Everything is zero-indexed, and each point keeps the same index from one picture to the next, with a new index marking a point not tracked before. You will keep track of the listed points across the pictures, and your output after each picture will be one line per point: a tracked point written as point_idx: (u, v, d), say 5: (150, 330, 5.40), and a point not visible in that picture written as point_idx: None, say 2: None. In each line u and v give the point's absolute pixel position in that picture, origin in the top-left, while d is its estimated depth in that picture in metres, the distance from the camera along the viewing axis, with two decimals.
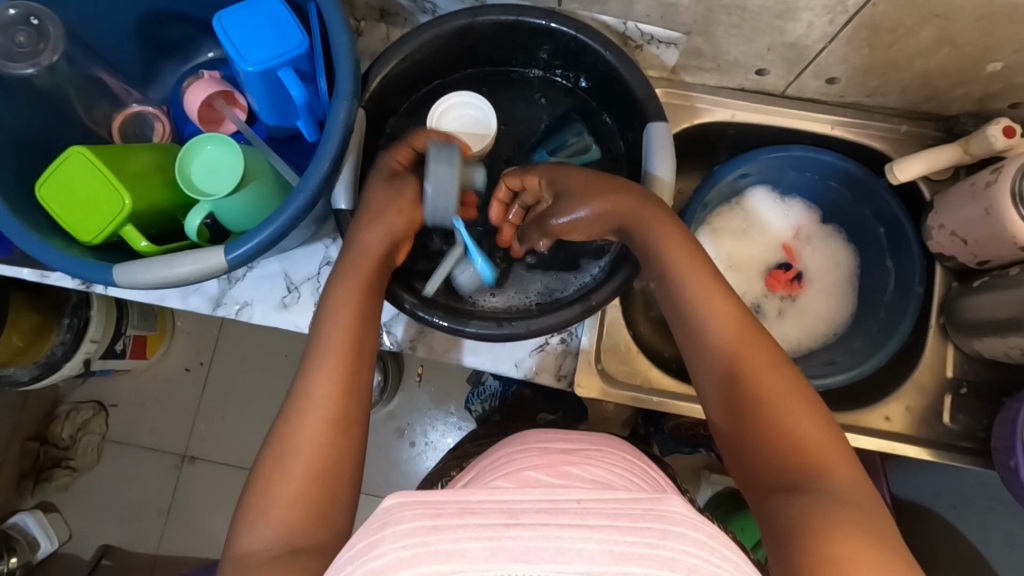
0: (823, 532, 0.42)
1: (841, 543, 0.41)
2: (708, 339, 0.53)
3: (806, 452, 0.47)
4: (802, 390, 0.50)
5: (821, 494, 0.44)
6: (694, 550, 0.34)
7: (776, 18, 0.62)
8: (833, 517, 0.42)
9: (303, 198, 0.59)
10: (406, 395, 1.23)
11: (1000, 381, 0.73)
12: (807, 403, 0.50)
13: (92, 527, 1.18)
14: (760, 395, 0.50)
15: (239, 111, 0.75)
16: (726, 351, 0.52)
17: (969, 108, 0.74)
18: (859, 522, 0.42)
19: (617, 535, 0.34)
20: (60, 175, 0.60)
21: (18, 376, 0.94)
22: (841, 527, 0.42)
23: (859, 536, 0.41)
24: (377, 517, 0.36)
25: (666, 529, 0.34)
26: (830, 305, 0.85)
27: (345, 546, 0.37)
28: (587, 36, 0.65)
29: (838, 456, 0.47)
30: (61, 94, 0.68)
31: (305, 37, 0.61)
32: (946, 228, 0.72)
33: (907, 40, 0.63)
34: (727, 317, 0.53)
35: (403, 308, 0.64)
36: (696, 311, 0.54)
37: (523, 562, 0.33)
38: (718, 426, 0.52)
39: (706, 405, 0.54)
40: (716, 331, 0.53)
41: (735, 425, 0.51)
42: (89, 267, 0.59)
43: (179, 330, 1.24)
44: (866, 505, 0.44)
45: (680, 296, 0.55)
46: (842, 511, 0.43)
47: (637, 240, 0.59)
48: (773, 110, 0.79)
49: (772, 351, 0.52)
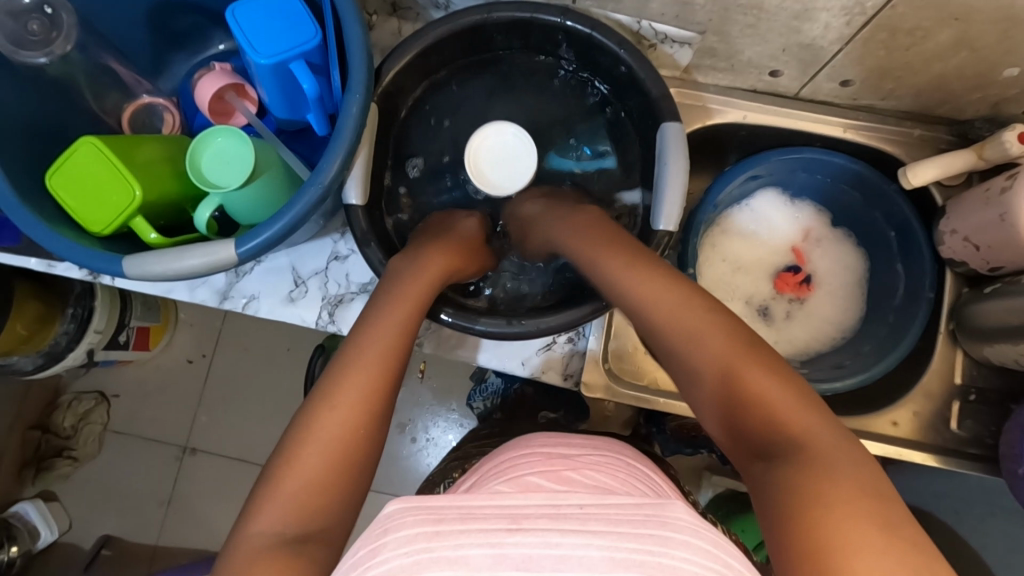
0: (814, 518, 0.39)
1: (832, 528, 0.38)
2: (680, 338, 0.52)
3: (792, 430, 0.45)
4: (780, 369, 0.48)
5: (810, 470, 0.42)
6: (695, 558, 0.33)
7: (793, 19, 0.62)
8: (822, 496, 0.40)
9: (314, 191, 0.58)
10: (407, 390, 1.22)
11: (1008, 388, 0.73)
12: (787, 383, 0.48)
13: (93, 517, 1.18)
14: (738, 387, 0.48)
15: (250, 103, 0.75)
16: (699, 351, 0.51)
17: (983, 112, 0.74)
18: (850, 498, 0.40)
19: (618, 542, 0.33)
20: (70, 166, 0.60)
21: (23, 364, 0.94)
22: (835, 514, 0.39)
23: (852, 515, 0.39)
24: (378, 523, 0.36)
25: (667, 537, 0.34)
26: (838, 310, 0.84)
27: (349, 553, 0.37)
28: (601, 34, 0.65)
29: (827, 428, 0.45)
30: (70, 82, 0.67)
31: (318, 30, 0.61)
32: (958, 234, 0.71)
33: (924, 43, 0.63)
34: (696, 319, 0.52)
35: (436, 317, 0.63)
36: (666, 321, 0.54)
37: (524, 570, 0.32)
38: (719, 436, 0.50)
39: (696, 407, 0.52)
40: (686, 334, 0.52)
41: (730, 431, 0.49)
42: (98, 258, 0.58)
43: (182, 322, 1.24)
44: (862, 474, 0.41)
45: (644, 309, 0.55)
46: (833, 487, 0.40)
47: (609, 256, 0.60)
48: (786, 112, 0.78)
49: (746, 337, 0.51)
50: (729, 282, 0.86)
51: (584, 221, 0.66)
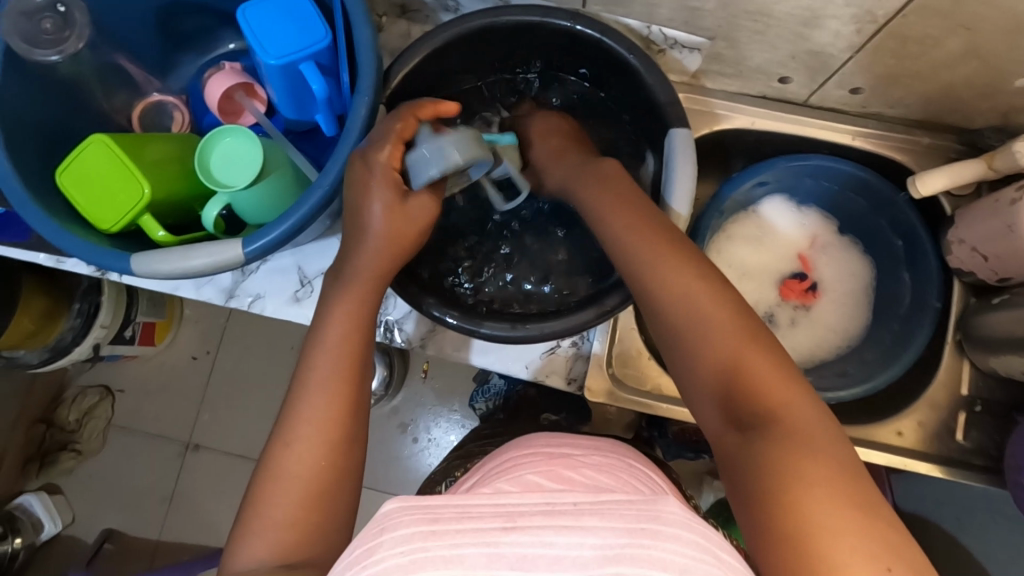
0: (790, 486, 0.41)
1: (807, 494, 0.40)
2: (662, 297, 0.52)
3: (765, 394, 0.46)
4: (763, 337, 0.49)
5: (783, 442, 0.43)
6: (685, 550, 0.33)
7: (802, 26, 0.61)
8: (796, 467, 0.41)
9: (320, 193, 0.59)
10: (410, 391, 1.23)
11: (1014, 399, 0.73)
12: (768, 349, 0.48)
13: (95, 512, 1.19)
14: (719, 353, 0.48)
15: (259, 103, 0.75)
16: (681, 309, 0.50)
17: (993, 122, 0.74)
18: (823, 469, 0.41)
19: (610, 537, 0.33)
20: (81, 164, 0.61)
21: (29, 359, 0.95)
22: (806, 487, 0.40)
23: (827, 486, 0.40)
24: (375, 523, 0.35)
25: (658, 530, 0.33)
26: (843, 317, 0.84)
27: (342, 554, 0.35)
28: (610, 38, 0.65)
29: (802, 399, 0.46)
30: (82, 80, 0.68)
31: (328, 32, 0.61)
32: (966, 244, 0.71)
33: (934, 52, 0.62)
34: (687, 278, 0.51)
35: (422, 309, 0.63)
36: (654, 284, 0.52)
37: (519, 569, 0.31)
38: (688, 389, 0.51)
39: (670, 361, 0.52)
40: (673, 296, 0.51)
41: (704, 388, 0.49)
42: (106, 255, 0.59)
43: (188, 318, 1.25)
44: (827, 442, 0.43)
45: (638, 262, 0.54)
46: (807, 459, 0.42)
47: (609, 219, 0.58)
48: (794, 118, 0.78)
49: (733, 303, 0.50)
50: None
51: (606, 174, 0.63)
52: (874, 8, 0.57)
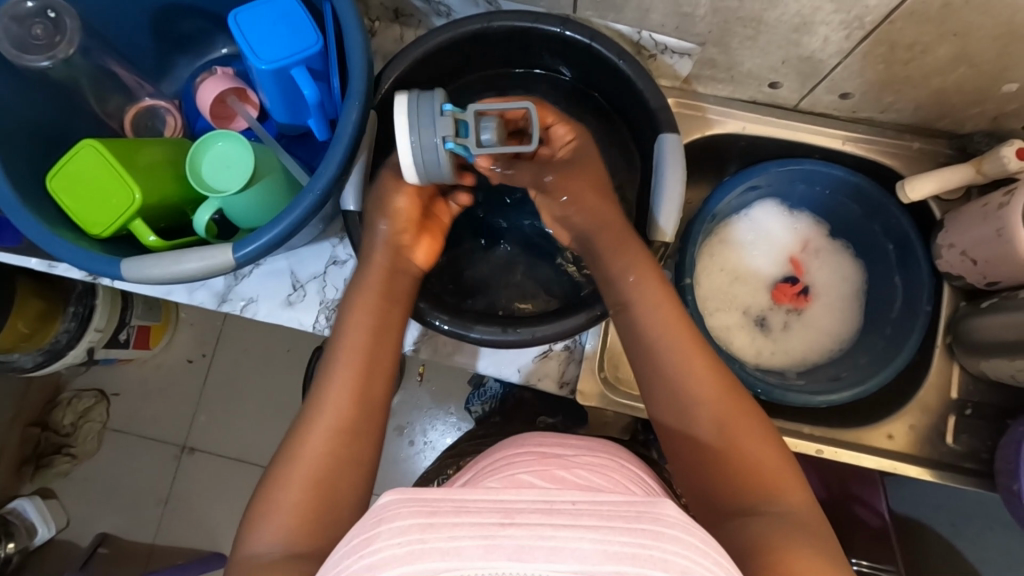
0: (786, 544, 0.44)
1: (798, 557, 0.43)
2: (667, 363, 0.55)
3: (758, 474, 0.50)
4: (758, 415, 0.54)
5: (776, 516, 0.47)
6: (685, 553, 0.32)
7: (792, 32, 0.62)
8: (786, 534, 0.45)
9: (311, 198, 0.59)
10: (407, 393, 1.23)
11: (1004, 403, 0.73)
12: (764, 430, 0.53)
13: (89, 516, 1.19)
14: (718, 421, 0.53)
15: (251, 108, 0.76)
16: (685, 377, 0.54)
17: (983, 127, 0.74)
18: (812, 541, 0.45)
19: (612, 535, 0.32)
20: (71, 169, 0.61)
21: (23, 362, 0.94)
22: (799, 549, 0.44)
23: (816, 555, 0.44)
24: (374, 514, 0.34)
25: (660, 531, 0.32)
26: (835, 321, 0.84)
27: (343, 539, 0.35)
28: (601, 44, 0.65)
29: (790, 482, 0.50)
30: (73, 87, 0.68)
31: (320, 37, 0.61)
32: (956, 248, 0.71)
33: (923, 58, 0.63)
34: (691, 349, 0.56)
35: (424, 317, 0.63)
36: (662, 349, 0.56)
37: (517, 561, 0.31)
38: (683, 454, 0.54)
39: (666, 427, 0.55)
40: (681, 365, 0.55)
41: (700, 455, 0.53)
42: (97, 260, 0.59)
43: (184, 322, 1.25)
44: (810, 522, 0.47)
45: (648, 326, 0.57)
46: (795, 530, 0.46)
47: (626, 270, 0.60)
48: (785, 123, 0.79)
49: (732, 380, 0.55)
50: (726, 292, 0.86)
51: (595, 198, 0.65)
52: (863, 15, 0.57)
